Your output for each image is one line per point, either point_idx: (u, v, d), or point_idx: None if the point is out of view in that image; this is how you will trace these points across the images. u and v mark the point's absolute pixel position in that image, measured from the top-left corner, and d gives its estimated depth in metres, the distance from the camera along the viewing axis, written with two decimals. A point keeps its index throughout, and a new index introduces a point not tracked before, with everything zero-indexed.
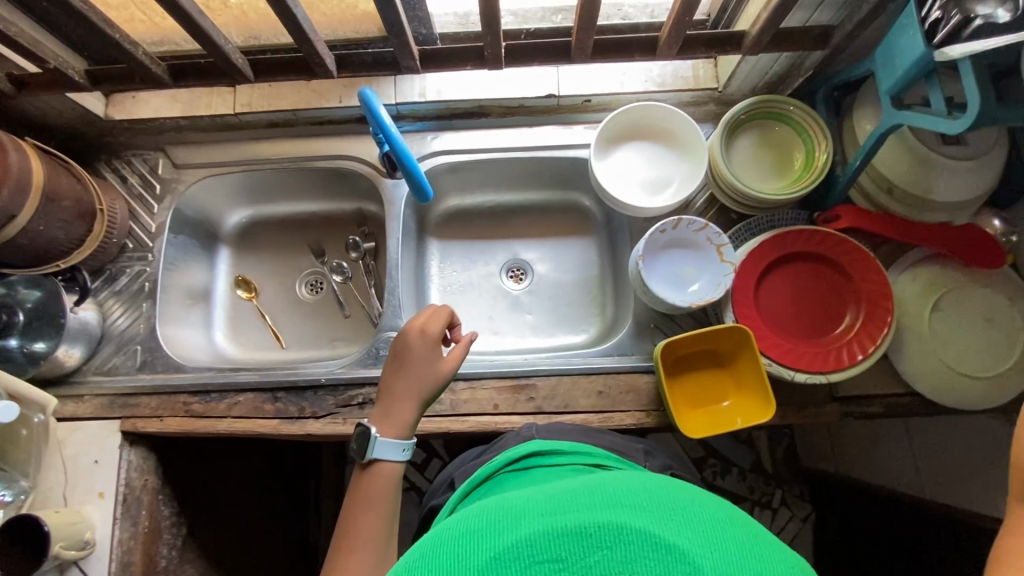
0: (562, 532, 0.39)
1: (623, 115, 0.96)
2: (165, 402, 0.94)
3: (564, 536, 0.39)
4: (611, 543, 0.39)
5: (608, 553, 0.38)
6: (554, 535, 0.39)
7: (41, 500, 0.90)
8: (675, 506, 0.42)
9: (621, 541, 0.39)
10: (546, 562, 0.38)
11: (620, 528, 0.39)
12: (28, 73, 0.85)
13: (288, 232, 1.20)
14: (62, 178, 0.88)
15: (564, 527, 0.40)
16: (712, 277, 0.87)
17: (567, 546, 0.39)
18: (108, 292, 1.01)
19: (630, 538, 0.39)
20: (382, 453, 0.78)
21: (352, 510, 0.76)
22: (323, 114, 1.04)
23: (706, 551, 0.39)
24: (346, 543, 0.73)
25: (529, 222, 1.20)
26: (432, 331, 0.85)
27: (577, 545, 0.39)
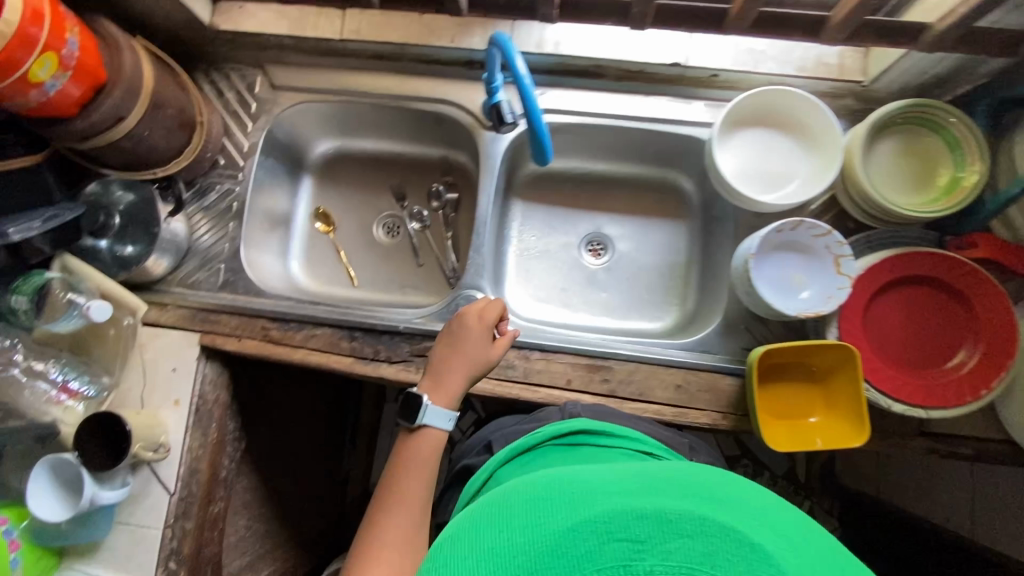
0: (641, 515, 0.40)
1: (754, 98, 0.89)
2: (245, 323, 0.95)
3: (642, 519, 0.39)
4: (692, 532, 0.39)
5: (689, 542, 0.38)
6: (632, 515, 0.40)
7: (120, 400, 0.93)
8: (750, 510, 0.43)
9: (704, 532, 0.39)
10: (626, 541, 0.39)
11: (701, 521, 0.39)
12: None
13: (371, 170, 1.18)
14: (169, 85, 0.86)
15: (643, 511, 0.40)
16: (823, 288, 0.82)
17: (646, 528, 0.39)
18: (197, 206, 1.01)
19: (711, 530, 0.39)
20: (433, 418, 0.79)
21: (396, 472, 0.76)
22: (432, 54, 0.99)
23: (788, 555, 0.39)
24: (386, 501, 0.72)
25: (618, 195, 1.14)
26: (489, 317, 0.84)
27: (657, 529, 0.39)
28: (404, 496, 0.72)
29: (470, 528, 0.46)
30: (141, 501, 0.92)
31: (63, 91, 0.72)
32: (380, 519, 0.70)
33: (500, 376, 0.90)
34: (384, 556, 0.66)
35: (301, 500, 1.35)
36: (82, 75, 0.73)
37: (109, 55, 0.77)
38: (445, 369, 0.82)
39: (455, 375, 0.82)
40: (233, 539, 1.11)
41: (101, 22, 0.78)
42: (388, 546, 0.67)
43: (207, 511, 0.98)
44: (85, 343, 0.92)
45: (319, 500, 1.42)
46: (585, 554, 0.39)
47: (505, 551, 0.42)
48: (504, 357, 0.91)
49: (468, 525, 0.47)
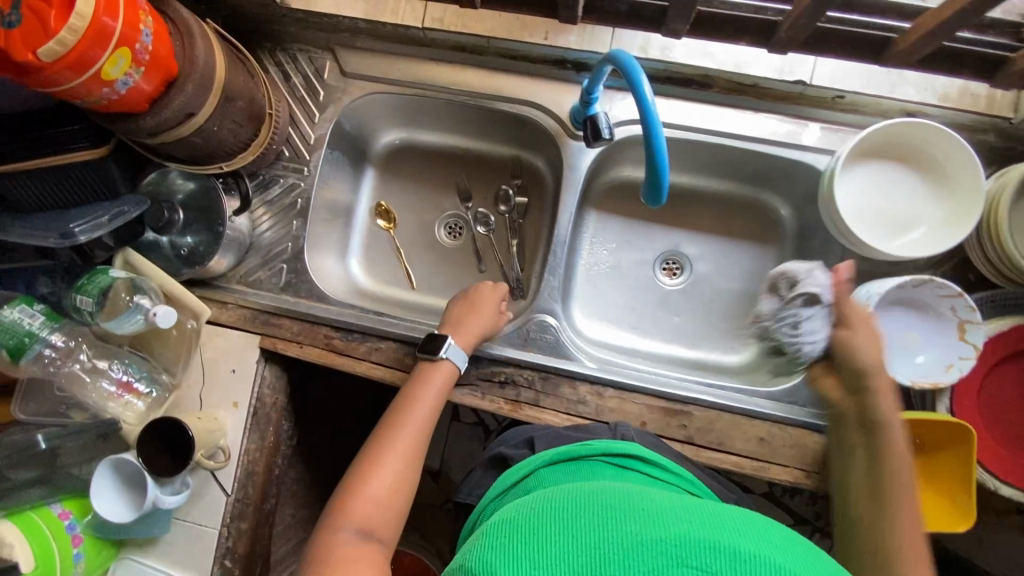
0: (716, 547, 0.39)
1: (884, 130, 0.78)
2: (307, 330, 0.92)
3: (718, 551, 0.39)
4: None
5: None
6: (706, 544, 0.39)
7: (179, 399, 0.91)
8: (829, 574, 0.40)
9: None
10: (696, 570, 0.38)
11: (778, 569, 0.38)
12: None
13: (437, 166, 1.10)
14: (239, 74, 0.80)
15: (717, 545, 0.39)
16: (942, 355, 0.74)
17: (717, 561, 0.38)
18: (260, 199, 0.95)
19: None
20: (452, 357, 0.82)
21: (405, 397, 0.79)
22: (520, 50, 0.89)
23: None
24: (390, 422, 0.76)
25: (700, 212, 1.06)
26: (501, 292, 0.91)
27: (730, 565, 0.38)
28: (408, 418, 0.76)
29: (531, 514, 0.45)
30: (199, 500, 0.91)
31: (134, 88, 0.65)
32: (383, 436, 0.74)
33: (570, 411, 0.85)
34: (383, 471, 0.70)
35: None
36: (155, 69, 0.66)
37: (181, 44, 0.70)
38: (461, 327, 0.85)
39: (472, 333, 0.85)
40: (280, 530, 1.12)
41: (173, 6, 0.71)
42: (390, 462, 0.71)
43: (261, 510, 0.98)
44: (147, 339, 0.90)
45: None
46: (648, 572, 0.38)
47: (566, 544, 0.41)
48: (576, 390, 0.86)
49: (525, 510, 0.46)
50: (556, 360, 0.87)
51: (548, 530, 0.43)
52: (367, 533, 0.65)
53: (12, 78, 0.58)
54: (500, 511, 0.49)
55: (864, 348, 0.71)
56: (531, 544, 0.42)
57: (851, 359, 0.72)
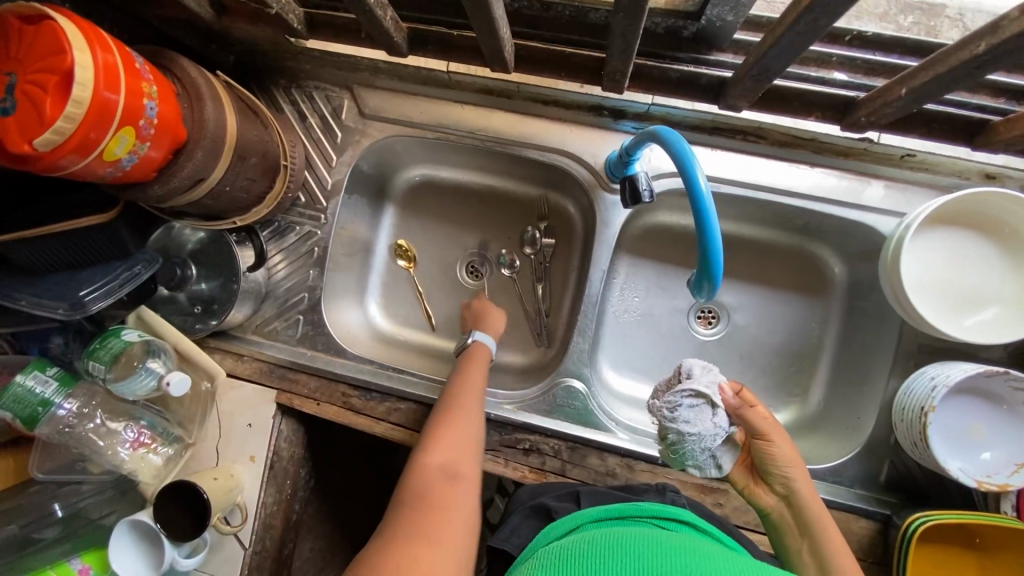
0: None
1: (961, 198, 0.70)
2: (324, 387, 0.88)
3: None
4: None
5: None
6: None
7: (195, 452, 0.89)
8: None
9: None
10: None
11: None
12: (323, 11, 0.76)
13: (460, 203, 1.05)
14: (252, 129, 0.75)
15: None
16: (1012, 454, 0.68)
17: None
18: (275, 246, 0.91)
19: None
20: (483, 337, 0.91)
21: (466, 362, 0.87)
22: (551, 95, 0.82)
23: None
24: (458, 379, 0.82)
25: (740, 261, 0.98)
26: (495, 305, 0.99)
27: None
28: (471, 379, 0.82)
29: (584, 547, 0.46)
30: (216, 552, 0.90)
31: (141, 160, 0.61)
32: (457, 388, 0.81)
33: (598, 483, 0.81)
34: (463, 422, 0.75)
35: None
36: (162, 136, 0.61)
37: (189, 106, 0.65)
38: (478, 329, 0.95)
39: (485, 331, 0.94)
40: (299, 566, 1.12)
41: (180, 64, 0.66)
42: (465, 412, 0.77)
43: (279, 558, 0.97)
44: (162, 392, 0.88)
45: None
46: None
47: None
48: (605, 462, 0.81)
49: (575, 547, 0.46)
50: (584, 429, 0.82)
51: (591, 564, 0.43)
52: (452, 473, 0.69)
53: (9, 166, 0.53)
54: (557, 542, 0.50)
55: (786, 458, 0.71)
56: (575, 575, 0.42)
57: (773, 467, 0.71)
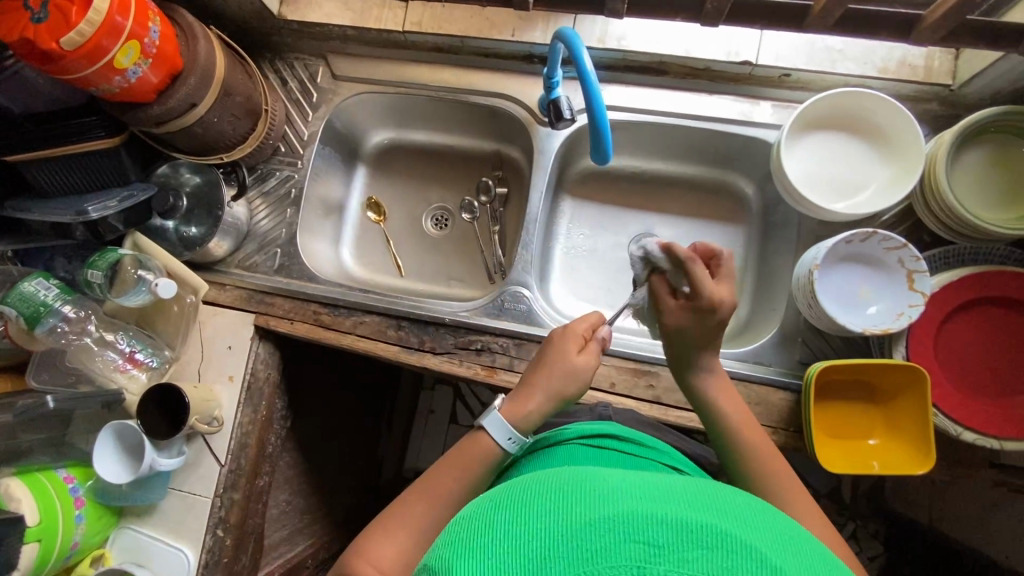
0: (664, 520, 0.36)
1: (829, 101, 0.84)
2: (298, 307, 0.98)
3: (664, 524, 0.36)
4: (715, 547, 0.35)
5: (710, 555, 0.34)
6: (656, 520, 0.36)
7: (179, 373, 0.97)
8: (783, 533, 0.39)
9: (725, 548, 0.35)
10: (642, 543, 0.35)
11: (726, 536, 0.35)
12: None
13: (423, 162, 1.18)
14: (237, 73, 0.89)
15: (666, 516, 0.36)
16: (894, 305, 0.78)
17: (666, 535, 0.35)
18: (257, 191, 1.04)
19: (738, 548, 0.35)
20: (489, 427, 0.70)
21: (443, 470, 0.71)
22: (491, 47, 0.98)
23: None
24: (441, 479, 0.70)
25: (671, 197, 1.10)
26: (591, 368, 0.74)
27: (678, 537, 0.35)
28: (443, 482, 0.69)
29: (485, 506, 0.43)
30: (195, 469, 0.96)
31: (142, 78, 0.75)
32: (432, 497, 0.69)
33: None
34: (406, 537, 0.66)
35: (336, 479, 1.40)
36: (160, 62, 0.76)
37: (185, 44, 0.80)
38: (524, 393, 0.73)
39: (517, 402, 0.72)
40: (274, 512, 1.16)
41: (180, 13, 0.82)
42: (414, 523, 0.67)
43: (253, 484, 1.02)
44: (151, 316, 0.98)
45: (352, 478, 1.47)
46: (596, 552, 0.35)
47: (514, 534, 0.38)
48: None
49: (473, 514, 0.42)
50: (531, 327, 0.92)
51: (496, 535, 0.38)
52: None
53: (36, 65, 0.68)
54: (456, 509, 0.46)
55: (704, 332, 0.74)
56: (476, 551, 0.37)
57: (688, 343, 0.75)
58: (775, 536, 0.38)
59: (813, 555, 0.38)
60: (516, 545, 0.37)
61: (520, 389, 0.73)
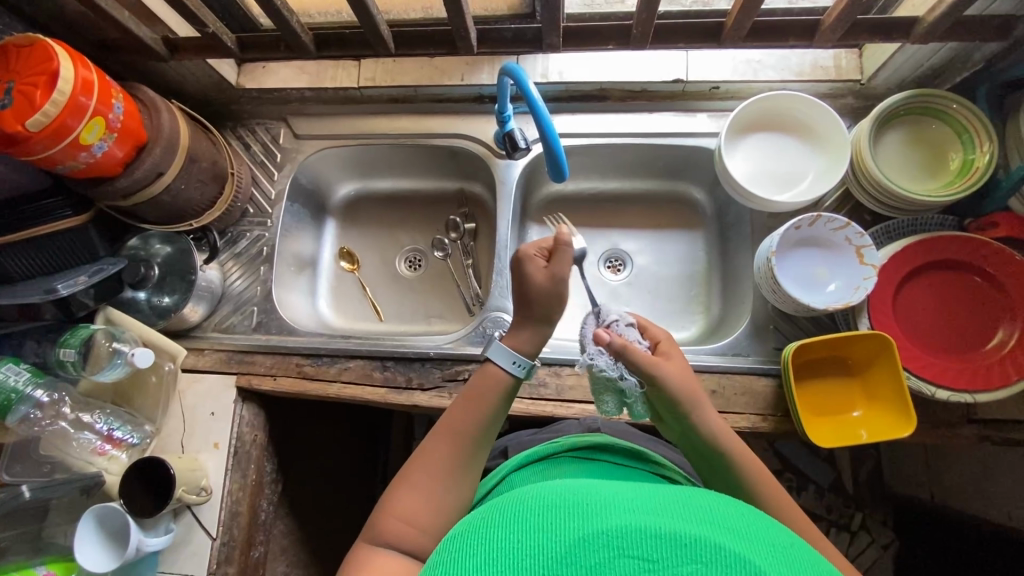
0: (658, 534, 0.38)
1: (758, 104, 0.92)
2: (279, 362, 0.98)
3: (659, 539, 0.38)
4: (709, 559, 0.37)
5: (703, 568, 0.36)
6: (648, 534, 0.38)
7: (161, 446, 0.94)
8: (775, 542, 0.41)
9: (719, 560, 0.37)
10: (637, 559, 0.37)
11: (717, 547, 0.37)
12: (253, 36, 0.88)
13: (390, 209, 1.21)
14: (202, 141, 0.92)
15: (659, 531, 0.38)
16: (850, 279, 0.83)
17: (660, 550, 0.37)
18: (229, 254, 1.05)
19: (727, 559, 0.37)
20: (493, 356, 0.66)
21: (451, 416, 0.66)
22: (444, 92, 1.05)
23: None
24: (459, 417, 0.66)
25: (632, 212, 1.15)
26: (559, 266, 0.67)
27: (671, 551, 0.37)
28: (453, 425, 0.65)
29: (483, 523, 0.44)
30: (183, 547, 0.91)
31: (107, 152, 0.78)
32: (454, 442, 0.65)
33: (532, 396, 0.91)
34: None
35: (341, 546, 1.32)
36: (125, 137, 0.79)
37: (149, 118, 0.84)
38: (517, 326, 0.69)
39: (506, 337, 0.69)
40: None
41: (141, 89, 0.85)
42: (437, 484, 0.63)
43: (248, 555, 0.97)
44: (129, 391, 0.95)
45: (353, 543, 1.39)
46: (593, 566, 0.37)
47: (510, 551, 0.40)
48: (536, 375, 0.92)
49: (474, 524, 0.45)
50: None
51: (497, 550, 0.40)
52: None
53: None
54: (459, 522, 0.48)
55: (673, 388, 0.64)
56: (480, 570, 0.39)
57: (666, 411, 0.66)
58: (772, 547, 0.40)
59: (801, 563, 0.40)
60: (511, 562, 0.39)
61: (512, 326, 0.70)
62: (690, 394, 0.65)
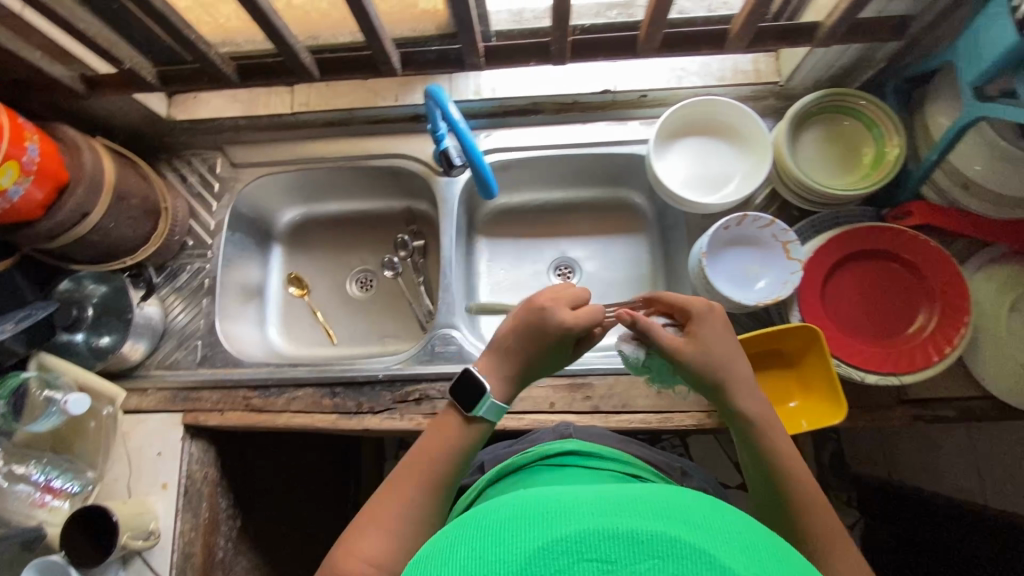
0: (615, 534, 0.37)
1: (683, 111, 0.95)
2: (226, 396, 0.96)
3: (615, 539, 0.37)
4: (666, 554, 0.36)
5: (660, 564, 0.36)
6: (604, 535, 0.37)
7: (106, 492, 0.91)
8: (735, 529, 0.40)
9: (674, 554, 0.36)
10: (594, 561, 0.36)
11: (673, 541, 0.37)
12: (175, 69, 0.87)
13: (337, 231, 1.19)
14: (131, 177, 0.91)
15: (616, 531, 0.37)
16: (779, 275, 0.86)
17: (617, 549, 0.36)
18: (169, 288, 1.03)
19: (683, 552, 0.36)
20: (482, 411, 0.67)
21: (422, 457, 0.66)
22: (379, 114, 1.05)
23: None
24: (431, 463, 0.66)
25: (578, 221, 1.16)
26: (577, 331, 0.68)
27: (627, 550, 0.36)
28: (424, 470, 0.65)
29: (444, 545, 0.42)
30: None
31: (25, 195, 0.76)
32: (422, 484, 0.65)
33: None
34: None
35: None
36: (44, 178, 0.77)
37: (70, 158, 0.82)
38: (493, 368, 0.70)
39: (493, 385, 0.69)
40: None
41: (61, 128, 0.84)
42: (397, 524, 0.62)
43: None
44: (68, 438, 0.92)
45: None
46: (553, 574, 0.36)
47: (469, 569, 0.38)
48: None
49: (440, 542, 0.43)
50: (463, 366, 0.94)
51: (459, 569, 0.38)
52: None
53: None
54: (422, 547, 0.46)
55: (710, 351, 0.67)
56: None
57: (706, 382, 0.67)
58: (733, 533, 0.39)
59: (761, 545, 0.39)
60: None
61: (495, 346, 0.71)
62: (722, 372, 0.66)
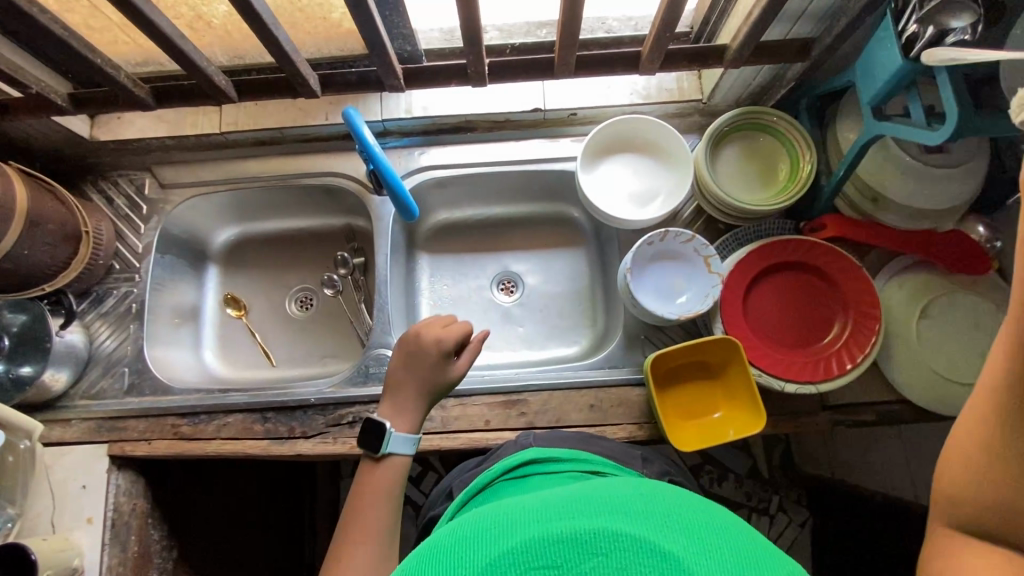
0: (555, 538, 0.35)
1: (610, 128, 0.97)
2: (153, 425, 0.93)
3: (554, 543, 0.34)
4: (610, 551, 0.34)
5: (606, 561, 0.33)
6: (543, 541, 0.35)
7: (28, 529, 0.88)
8: (676, 506, 0.39)
9: (618, 549, 0.34)
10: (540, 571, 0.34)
11: (614, 535, 0.35)
12: (89, 91, 0.85)
13: (276, 249, 1.18)
14: (46, 200, 0.88)
15: (555, 535, 0.35)
16: (700, 288, 0.88)
17: (561, 553, 0.34)
18: (94, 314, 1.01)
19: (626, 544, 0.34)
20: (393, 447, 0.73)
21: (357, 512, 0.69)
22: (311, 132, 1.05)
23: (705, 557, 0.34)
24: (368, 514, 0.68)
25: (518, 235, 1.17)
26: (450, 344, 0.77)
27: (570, 552, 0.34)
28: (363, 521, 0.68)
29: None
30: None
31: None
32: (370, 536, 0.67)
33: None
34: None
35: None
36: None
37: None
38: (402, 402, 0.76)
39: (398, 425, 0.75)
40: None
41: None
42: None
43: None
44: None
45: None
46: None
47: None
48: None
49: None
50: None
51: None
52: None
53: None
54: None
55: None
56: None
57: None
58: (680, 515, 0.38)
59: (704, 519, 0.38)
60: None
61: (393, 388, 0.78)
62: None
